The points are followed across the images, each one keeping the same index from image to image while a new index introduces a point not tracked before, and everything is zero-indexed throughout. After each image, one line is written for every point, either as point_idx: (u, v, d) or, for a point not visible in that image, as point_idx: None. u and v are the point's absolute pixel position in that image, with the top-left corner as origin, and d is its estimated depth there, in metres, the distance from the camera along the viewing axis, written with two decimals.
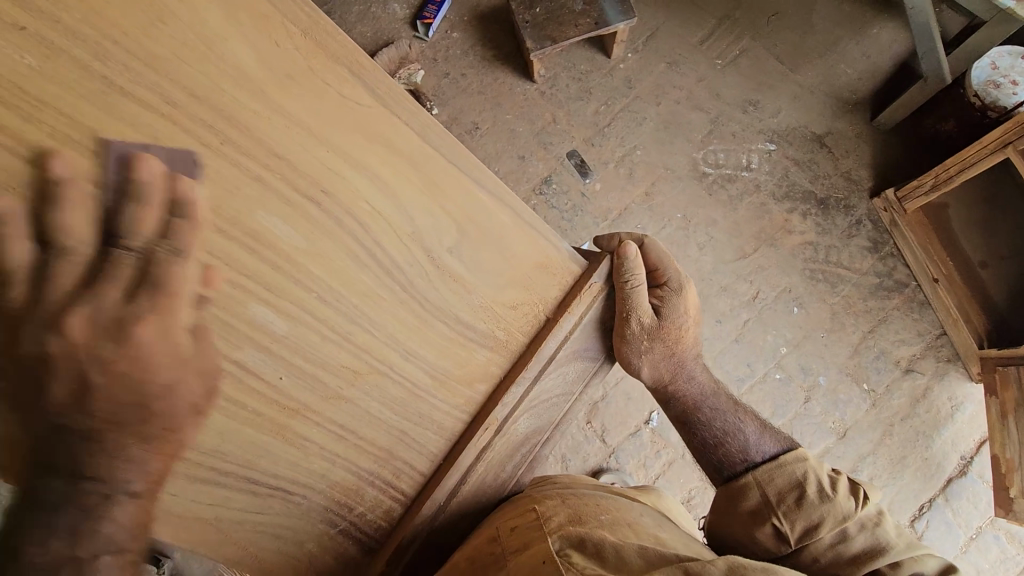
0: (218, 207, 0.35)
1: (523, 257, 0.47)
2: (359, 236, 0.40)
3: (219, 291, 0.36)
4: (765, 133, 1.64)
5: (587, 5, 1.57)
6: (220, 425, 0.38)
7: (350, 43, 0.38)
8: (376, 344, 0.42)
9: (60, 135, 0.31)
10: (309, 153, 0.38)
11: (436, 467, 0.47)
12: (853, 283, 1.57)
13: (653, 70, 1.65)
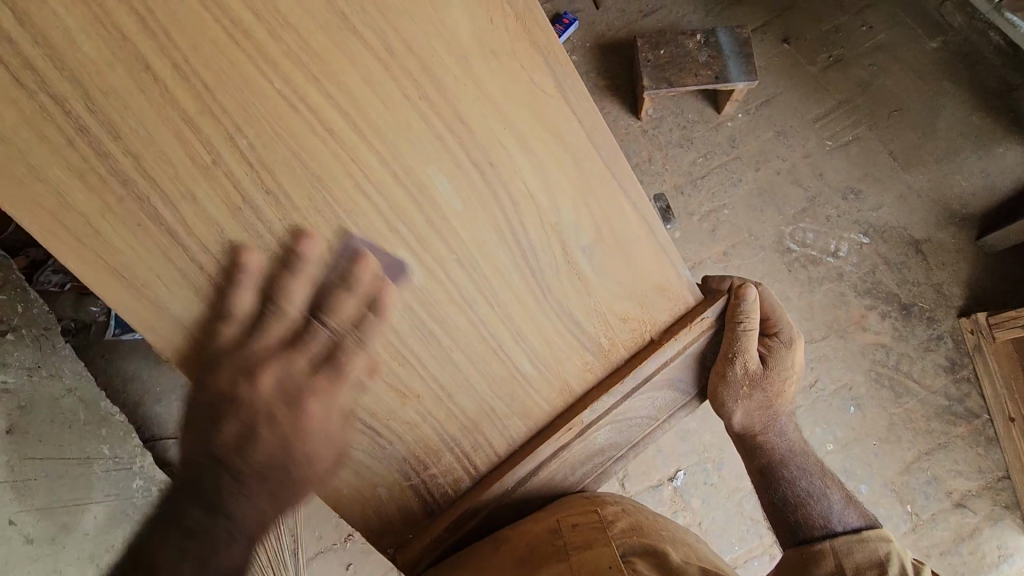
0: (399, 155, 0.39)
1: (645, 275, 0.49)
2: (508, 215, 0.42)
3: (379, 230, 0.40)
4: (861, 225, 1.60)
5: (711, 58, 1.60)
6: (343, 351, 0.42)
7: (552, 32, 0.40)
8: (493, 317, 0.45)
9: (294, 58, 0.35)
10: (489, 126, 0.40)
11: (515, 450, 0.50)
12: (921, 398, 1.49)
13: (759, 135, 1.64)
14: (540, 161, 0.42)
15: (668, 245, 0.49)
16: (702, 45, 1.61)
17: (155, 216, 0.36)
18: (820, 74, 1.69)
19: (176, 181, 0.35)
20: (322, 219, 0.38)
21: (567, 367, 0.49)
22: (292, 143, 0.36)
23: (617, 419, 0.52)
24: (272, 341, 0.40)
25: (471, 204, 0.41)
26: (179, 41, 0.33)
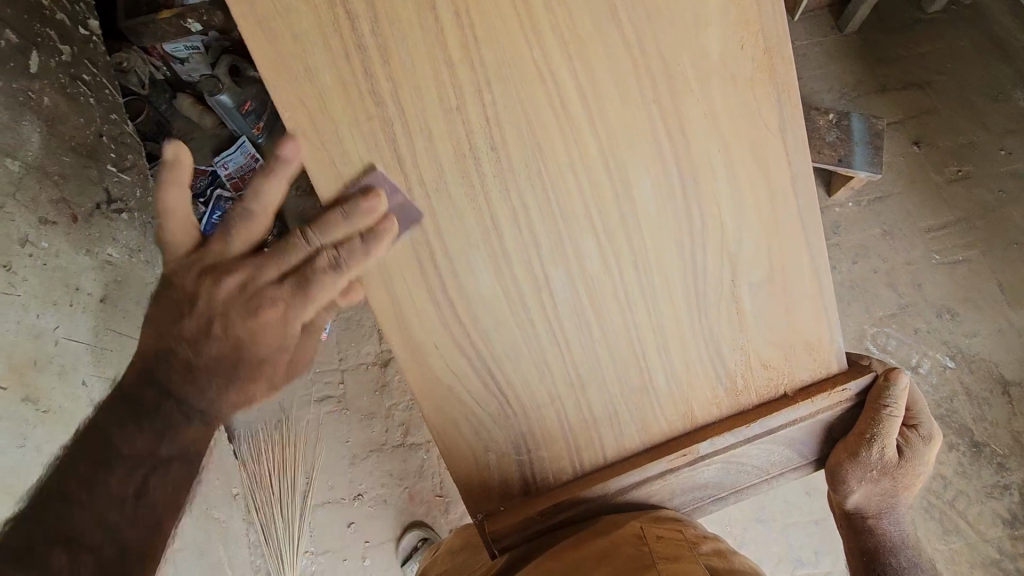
0: (634, 135, 0.66)
1: (790, 265, 0.73)
2: (699, 224, 0.70)
3: (618, 188, 0.67)
4: (949, 347, 1.68)
5: (838, 140, 1.68)
6: (559, 251, 0.68)
7: (786, 75, 0.66)
8: (659, 257, 0.71)
9: (582, 43, 0.62)
10: (708, 170, 0.68)
11: (655, 447, 0.77)
12: (970, 542, 1.53)
13: (866, 230, 1.80)
14: (739, 201, 0.70)
15: (811, 284, 0.75)
16: (833, 124, 1.69)
17: (469, 126, 0.63)
18: (946, 186, 1.84)
19: (420, 107, 0.61)
20: (581, 159, 0.66)
21: (699, 353, 0.75)
22: (524, 112, 0.63)
23: (733, 454, 0.77)
24: (504, 227, 0.67)
25: (662, 209, 0.69)
26: (468, 12, 0.59)
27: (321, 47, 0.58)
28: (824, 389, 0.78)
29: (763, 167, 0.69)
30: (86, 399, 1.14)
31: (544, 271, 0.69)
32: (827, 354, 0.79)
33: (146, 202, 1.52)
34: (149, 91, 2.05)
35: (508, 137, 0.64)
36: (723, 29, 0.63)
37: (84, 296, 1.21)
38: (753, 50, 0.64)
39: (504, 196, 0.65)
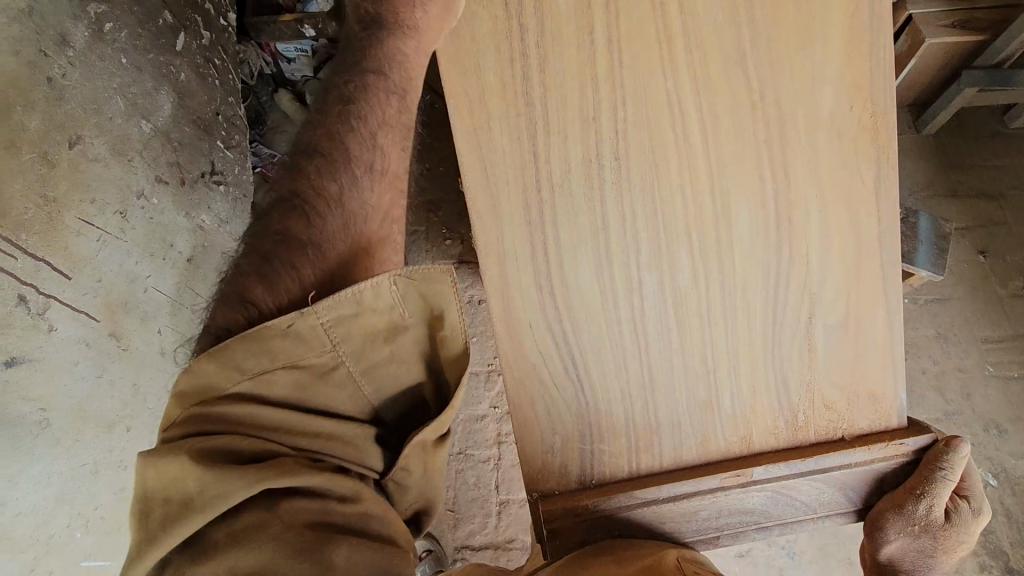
0: (738, 160, 0.81)
1: (863, 313, 0.85)
2: (788, 257, 0.83)
3: (717, 205, 0.82)
4: (993, 465, 1.63)
5: (904, 236, 1.68)
6: (652, 248, 0.83)
7: (886, 141, 0.81)
8: (744, 274, 0.83)
9: (716, 76, 0.79)
10: (803, 213, 0.83)
11: (709, 464, 0.85)
12: None
13: (919, 327, 1.79)
14: (827, 247, 0.83)
15: (883, 341, 0.86)
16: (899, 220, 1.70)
17: (603, 128, 0.80)
18: (1007, 299, 1.81)
19: (562, 117, 0.79)
20: (694, 174, 0.81)
21: (771, 383, 0.86)
22: (651, 135, 0.80)
23: (782, 485, 0.84)
24: (613, 222, 0.82)
25: (756, 239, 0.83)
26: (621, 39, 0.78)
27: (493, 51, 0.78)
28: (881, 439, 0.86)
29: (854, 220, 0.83)
30: (158, 347, 1.22)
31: (634, 263, 0.83)
32: (890, 409, 0.87)
33: (240, 179, 1.64)
34: (256, 83, 2.22)
35: (634, 152, 0.80)
36: (836, 92, 0.80)
37: (176, 253, 1.31)
38: (859, 116, 0.80)
39: (617, 199, 0.81)
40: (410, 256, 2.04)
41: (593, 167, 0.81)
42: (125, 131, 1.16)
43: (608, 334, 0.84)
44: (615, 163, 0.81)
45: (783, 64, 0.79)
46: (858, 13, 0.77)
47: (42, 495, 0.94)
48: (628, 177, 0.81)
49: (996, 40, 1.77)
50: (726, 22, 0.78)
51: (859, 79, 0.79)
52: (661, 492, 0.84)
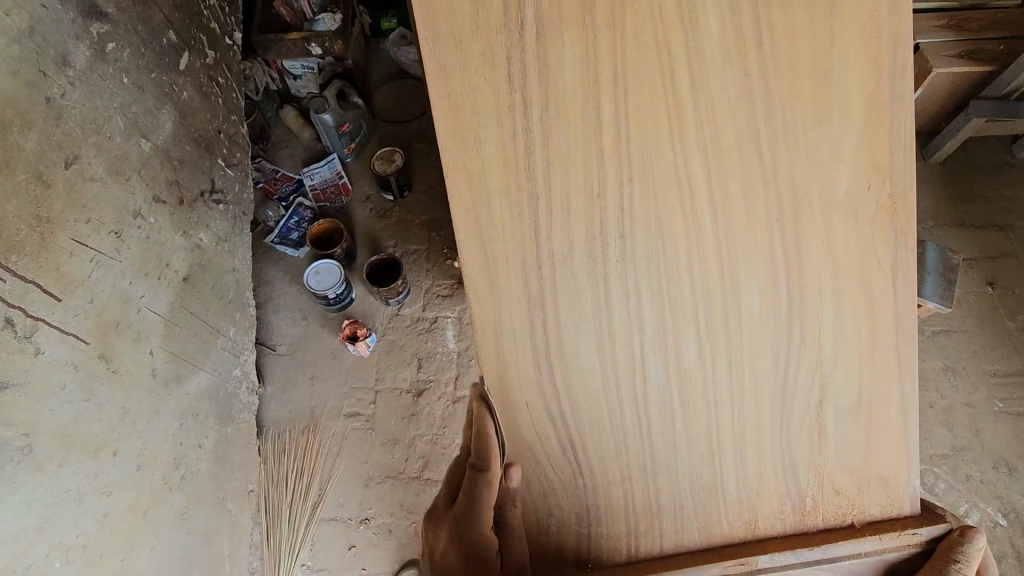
0: (750, 242, 0.74)
1: (878, 401, 0.79)
2: (800, 344, 0.77)
3: (724, 288, 0.75)
4: (1003, 504, 1.59)
5: (910, 266, 1.66)
6: (656, 331, 0.76)
7: (909, 225, 0.74)
8: (752, 360, 0.77)
9: (729, 152, 0.72)
10: (817, 293, 0.76)
11: (708, 549, 0.79)
12: None
13: (926, 360, 1.75)
14: (841, 331, 0.77)
15: (900, 429, 0.79)
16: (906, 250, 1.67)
17: (604, 205, 0.72)
18: (1016, 333, 1.78)
19: (562, 191, 0.72)
20: (702, 255, 0.74)
21: (779, 471, 0.80)
22: (656, 208, 0.73)
23: (789, 575, 0.78)
24: (612, 302, 0.75)
25: (765, 319, 0.76)
26: (626, 109, 0.70)
27: (494, 123, 0.69)
28: (895, 528, 0.79)
29: (870, 304, 0.76)
30: (149, 368, 1.20)
31: (633, 345, 0.76)
32: (904, 496, 0.81)
33: (241, 198, 1.64)
34: (261, 98, 2.23)
35: (638, 231, 0.73)
36: (858, 169, 0.73)
37: (171, 272, 1.29)
38: (878, 193, 0.74)
39: (618, 277, 0.74)
40: (410, 276, 2.02)
41: (591, 245, 0.73)
42: (124, 149, 1.15)
43: (602, 418, 0.78)
44: (615, 242, 0.73)
45: (800, 140, 0.72)
46: (883, 86, 0.71)
47: (21, 524, 0.90)
48: (630, 257, 0.74)
49: (1002, 73, 1.76)
50: (739, 94, 0.70)
51: (882, 155, 0.73)
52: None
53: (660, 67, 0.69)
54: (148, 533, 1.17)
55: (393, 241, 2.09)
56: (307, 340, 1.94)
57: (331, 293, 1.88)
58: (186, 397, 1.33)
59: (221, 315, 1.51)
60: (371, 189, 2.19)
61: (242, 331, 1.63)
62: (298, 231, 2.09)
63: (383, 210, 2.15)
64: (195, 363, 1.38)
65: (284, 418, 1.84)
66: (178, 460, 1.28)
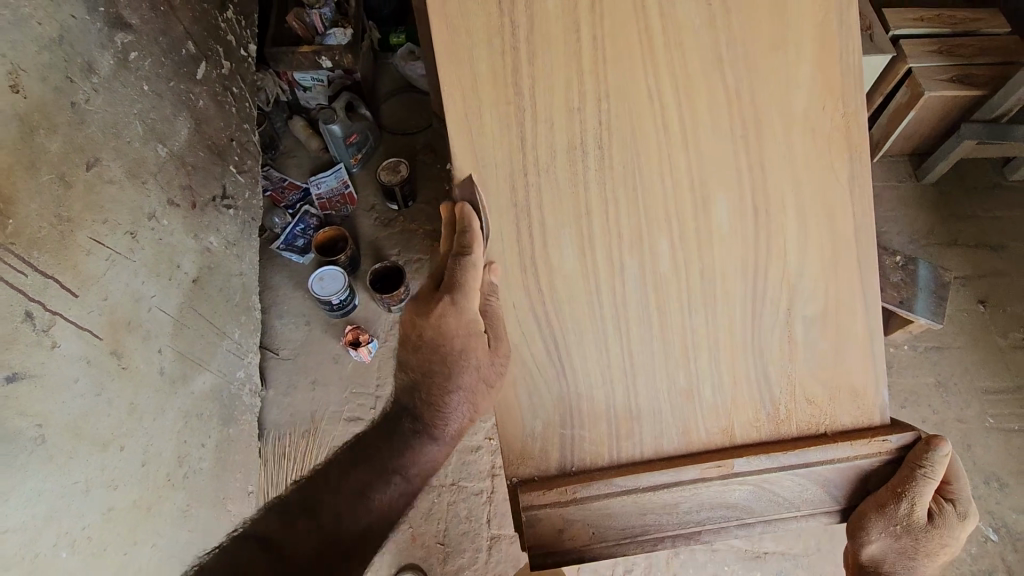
0: (715, 157, 0.86)
1: (837, 298, 0.91)
2: (766, 253, 0.89)
3: (695, 197, 0.87)
4: (994, 519, 1.60)
5: (903, 283, 1.69)
6: (642, 234, 0.87)
7: (859, 141, 0.86)
8: (723, 262, 0.89)
9: (697, 75, 0.83)
10: (779, 200, 0.88)
11: (693, 455, 0.91)
12: None
13: (919, 375, 1.78)
14: (803, 241, 0.89)
15: (861, 325, 0.92)
16: (899, 266, 1.71)
17: (594, 116, 0.83)
18: (1007, 351, 1.81)
19: (548, 106, 0.82)
20: (678, 166, 0.86)
21: (750, 375, 0.92)
22: (633, 127, 0.84)
23: (766, 478, 0.89)
24: (604, 208, 0.86)
25: (735, 228, 0.88)
26: (602, 34, 0.81)
27: (497, 107, 0.81)
28: (865, 436, 0.91)
29: (829, 211, 0.89)
30: (157, 367, 1.23)
31: (619, 244, 0.87)
32: (872, 406, 0.93)
33: (250, 204, 1.68)
34: (272, 109, 2.28)
35: (614, 144, 0.84)
36: (811, 91, 0.85)
37: (182, 274, 1.33)
38: (832, 113, 0.86)
39: (602, 189, 0.86)
40: (413, 284, 2.06)
41: (584, 155, 0.85)
42: (141, 154, 1.20)
43: (590, 315, 0.89)
44: (601, 153, 0.85)
45: (759, 66, 0.84)
46: (830, 18, 0.82)
47: (29, 514, 0.92)
48: (617, 167, 0.85)
49: (993, 97, 1.81)
50: (705, 26, 0.82)
51: (832, 78, 0.84)
52: (644, 482, 0.88)
53: (643, 30, 0.81)
54: (150, 529, 1.19)
55: (397, 249, 2.13)
56: (310, 344, 1.97)
57: (335, 299, 1.92)
58: (192, 396, 1.36)
59: (227, 316, 1.54)
60: (376, 200, 2.24)
61: (247, 333, 1.66)
62: (303, 238, 2.14)
63: (388, 219, 2.19)
64: (201, 363, 1.41)
65: (285, 421, 1.86)
66: (181, 458, 1.30)
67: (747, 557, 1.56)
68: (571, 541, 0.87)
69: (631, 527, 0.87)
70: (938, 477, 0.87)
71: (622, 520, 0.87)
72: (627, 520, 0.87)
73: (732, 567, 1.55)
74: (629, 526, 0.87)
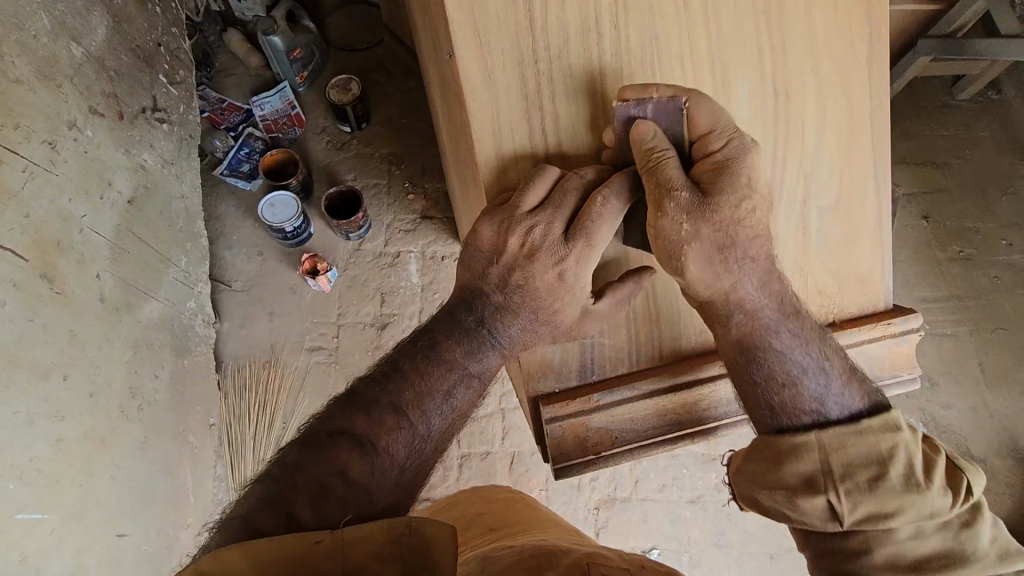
0: (740, 37, 0.84)
1: (854, 185, 0.90)
2: (785, 140, 0.88)
3: (717, 79, 0.85)
4: (924, 415, 1.76)
5: None
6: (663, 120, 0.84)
7: (880, 18, 0.86)
8: None
9: None
10: (800, 85, 0.86)
11: (709, 353, 0.94)
12: None
13: None
14: (822, 126, 0.88)
15: (872, 218, 0.92)
16: None
17: None
18: (945, 263, 1.92)
19: None
20: (702, 46, 0.83)
21: None
22: None
23: None
24: (617, 72, 0.83)
25: (753, 112, 0.86)
26: None
27: None
28: (873, 320, 0.93)
29: (848, 97, 0.88)
30: (97, 293, 1.14)
31: None
32: (878, 294, 0.95)
33: (187, 118, 1.54)
34: (202, 20, 2.06)
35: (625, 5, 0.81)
36: None
37: (115, 193, 1.22)
38: None
39: (612, 51, 0.82)
40: (371, 210, 1.97)
41: (605, 33, 0.81)
42: (52, 52, 1.06)
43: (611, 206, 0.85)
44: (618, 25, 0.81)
45: None
46: None
47: None
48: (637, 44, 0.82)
49: (949, 12, 1.81)
50: None
51: None
52: (660, 380, 0.91)
53: None
54: (106, 460, 1.14)
55: (352, 173, 2.02)
56: (263, 276, 1.88)
57: (288, 226, 1.82)
58: (139, 324, 1.28)
59: (171, 242, 1.44)
60: (327, 121, 2.08)
61: (196, 262, 1.57)
62: (248, 163, 2.00)
63: (341, 142, 2.06)
64: (146, 291, 1.32)
65: (244, 353, 1.80)
66: (133, 389, 1.24)
67: (704, 460, 1.65)
68: (593, 446, 0.89)
69: (650, 428, 0.91)
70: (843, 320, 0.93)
71: (644, 422, 0.91)
72: (646, 422, 0.91)
73: (690, 469, 1.65)
74: (649, 428, 0.91)
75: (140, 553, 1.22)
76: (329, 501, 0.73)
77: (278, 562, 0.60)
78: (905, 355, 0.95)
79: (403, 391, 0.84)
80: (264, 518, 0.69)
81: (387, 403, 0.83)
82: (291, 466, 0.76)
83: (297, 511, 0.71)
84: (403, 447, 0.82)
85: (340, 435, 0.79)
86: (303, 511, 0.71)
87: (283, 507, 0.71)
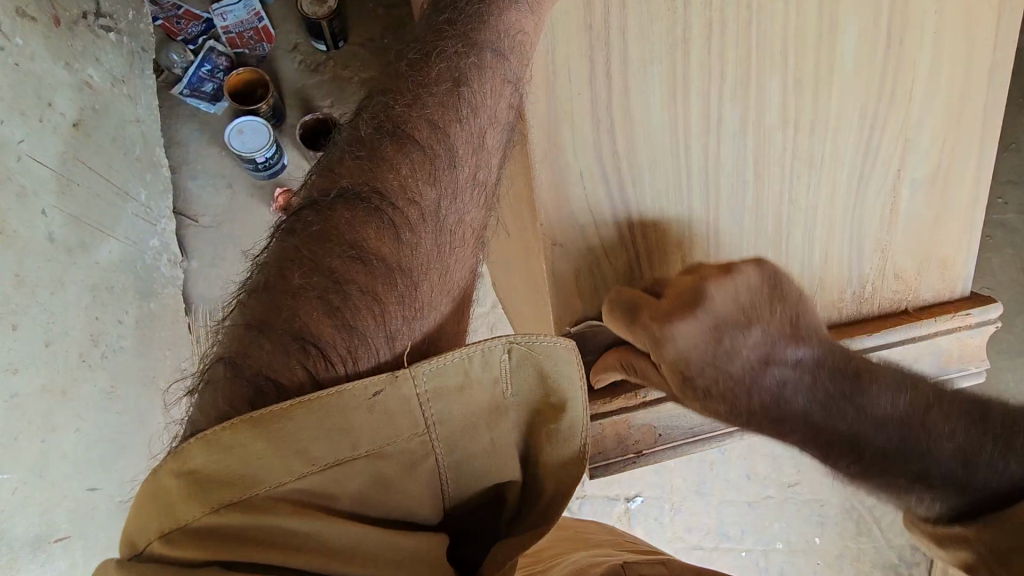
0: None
1: (956, 160, 0.81)
2: (889, 96, 0.78)
3: (816, 25, 0.74)
4: None
5: None
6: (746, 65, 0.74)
7: None
8: (840, 109, 0.77)
9: None
10: (920, 31, 0.75)
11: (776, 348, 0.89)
12: (876, 547, 1.60)
13: None
14: (935, 82, 0.78)
15: (968, 200, 0.84)
16: None
17: None
18: None
19: None
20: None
21: (843, 249, 0.84)
22: None
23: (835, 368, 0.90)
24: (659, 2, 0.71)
25: (857, 67, 0.76)
26: None
27: None
28: (946, 311, 0.87)
29: (967, 56, 0.77)
30: (44, 231, 1.01)
31: (714, 77, 0.74)
32: (958, 280, 0.88)
33: (136, 28, 1.35)
34: None
35: None
36: None
37: (57, 115, 1.05)
38: None
39: None
40: None
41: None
42: None
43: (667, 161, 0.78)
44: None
45: None
46: None
47: None
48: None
49: None
50: None
51: None
52: None
53: None
54: (70, 413, 1.05)
55: (328, 99, 1.82)
56: (233, 210, 1.73)
57: (259, 156, 1.66)
58: (98, 265, 1.16)
59: (127, 172, 1.29)
60: (298, 36, 1.85)
61: (157, 196, 1.42)
62: (211, 83, 1.79)
63: (316, 64, 1.84)
64: (101, 229, 1.18)
65: (214, 295, 1.68)
66: (95, 337, 1.13)
67: None
68: (635, 445, 0.88)
69: (702, 425, 0.88)
70: (911, 312, 0.87)
71: (691, 420, 0.87)
72: (697, 418, 0.88)
73: None
74: (699, 424, 0.89)
75: (114, 505, 1.16)
76: (353, 318, 0.58)
77: (326, 411, 0.51)
78: (975, 348, 0.89)
79: (414, 175, 0.65)
80: (268, 358, 0.54)
81: (394, 191, 0.64)
82: (288, 289, 0.58)
83: (313, 336, 0.56)
84: (432, 243, 0.64)
85: (343, 238, 0.61)
86: (320, 334, 0.56)
87: (289, 336, 0.56)
